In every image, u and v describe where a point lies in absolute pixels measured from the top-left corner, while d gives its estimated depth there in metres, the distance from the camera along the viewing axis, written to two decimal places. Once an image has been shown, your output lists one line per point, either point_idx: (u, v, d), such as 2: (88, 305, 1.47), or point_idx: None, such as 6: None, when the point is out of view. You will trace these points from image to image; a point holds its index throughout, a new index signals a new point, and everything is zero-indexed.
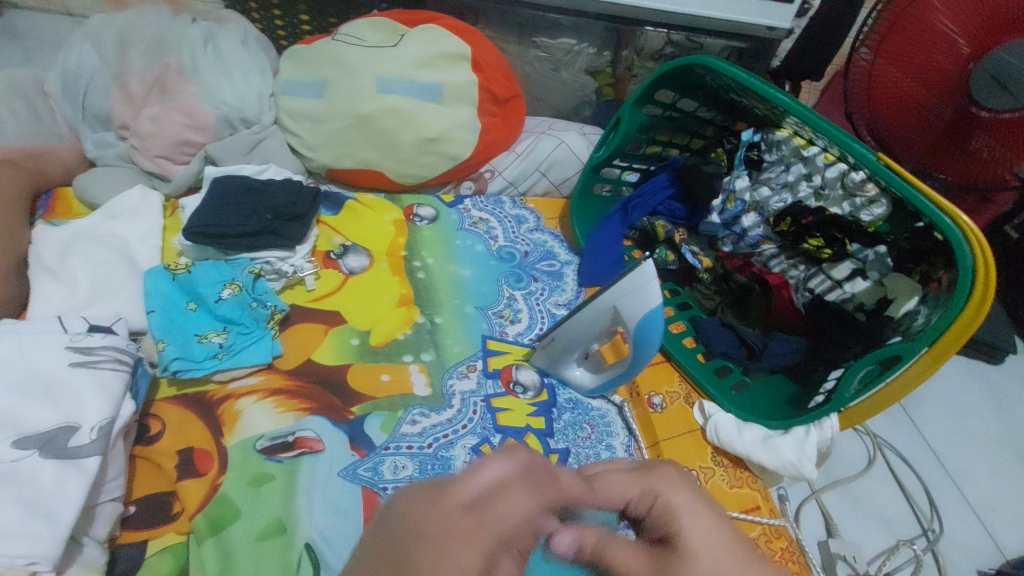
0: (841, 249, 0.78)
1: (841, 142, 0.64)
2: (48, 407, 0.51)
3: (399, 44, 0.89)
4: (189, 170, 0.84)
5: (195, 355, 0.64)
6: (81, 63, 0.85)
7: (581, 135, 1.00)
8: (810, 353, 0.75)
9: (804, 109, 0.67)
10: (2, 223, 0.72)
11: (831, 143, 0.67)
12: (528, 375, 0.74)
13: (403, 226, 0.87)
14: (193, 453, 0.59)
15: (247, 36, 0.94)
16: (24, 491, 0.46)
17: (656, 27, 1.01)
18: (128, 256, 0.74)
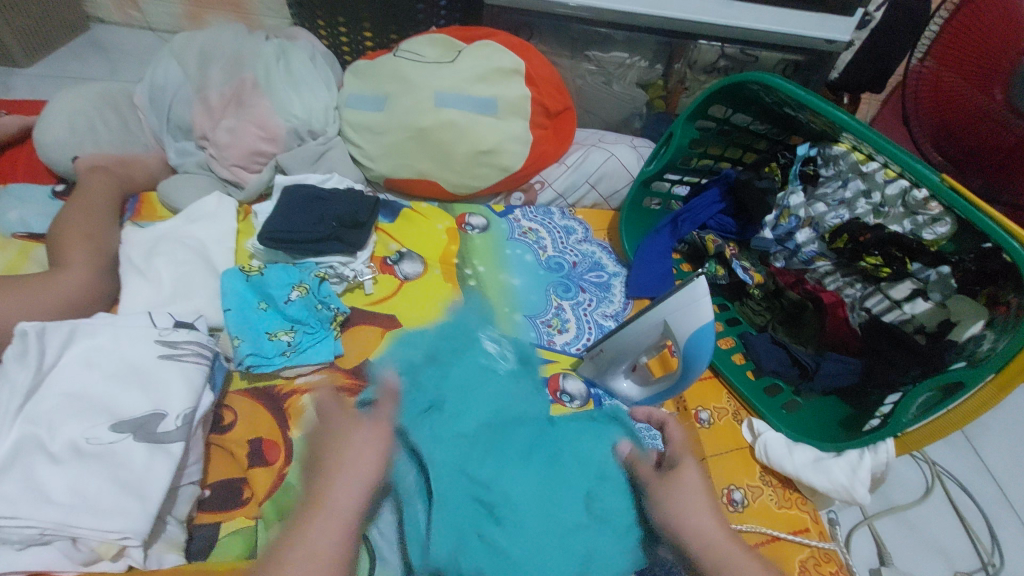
0: (901, 269, 0.76)
1: (902, 161, 0.64)
2: (139, 394, 0.56)
3: (457, 59, 0.93)
4: (261, 179, 0.91)
5: (266, 352, 0.68)
6: (168, 78, 0.93)
7: (632, 148, 1.02)
8: (866, 375, 0.74)
9: (864, 127, 0.67)
10: (98, 224, 0.79)
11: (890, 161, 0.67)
12: (574, 385, 0.76)
13: (455, 234, 0.91)
14: (263, 444, 0.63)
15: (315, 53, 1.00)
16: (119, 471, 0.50)
17: (710, 41, 1.01)
18: (206, 257, 0.80)
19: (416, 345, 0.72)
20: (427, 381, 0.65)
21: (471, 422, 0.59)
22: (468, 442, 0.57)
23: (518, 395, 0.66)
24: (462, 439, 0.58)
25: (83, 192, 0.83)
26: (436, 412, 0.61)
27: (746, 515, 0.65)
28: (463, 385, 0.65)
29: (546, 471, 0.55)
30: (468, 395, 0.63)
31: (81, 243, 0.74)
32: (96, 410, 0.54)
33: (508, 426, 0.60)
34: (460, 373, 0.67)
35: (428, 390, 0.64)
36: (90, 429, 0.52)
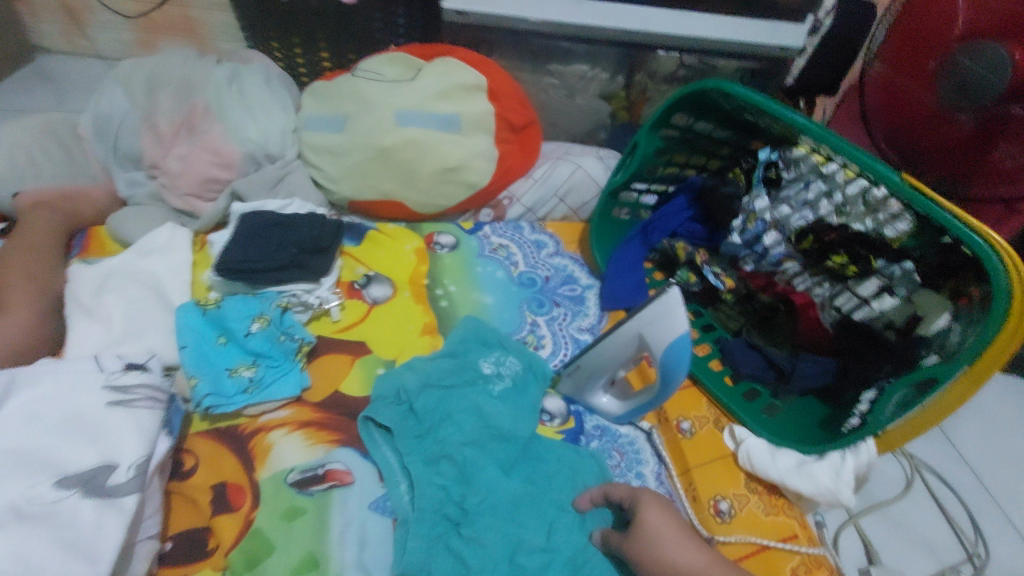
0: (867, 266, 0.76)
1: (862, 162, 0.64)
2: (86, 446, 0.52)
3: (417, 77, 0.91)
4: (216, 208, 0.86)
5: (226, 391, 0.64)
6: (113, 107, 0.89)
7: (598, 159, 1.01)
8: (841, 373, 0.75)
9: (822, 131, 0.67)
10: (41, 264, 0.74)
11: (851, 162, 0.67)
12: (553, 403, 0.74)
13: (424, 254, 0.88)
14: (227, 488, 0.59)
15: (270, 75, 0.98)
16: (66, 532, 0.47)
17: (668, 51, 1.02)
18: (161, 292, 0.76)
19: (414, 364, 0.71)
20: (422, 396, 0.68)
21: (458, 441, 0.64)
22: (451, 459, 0.63)
23: (511, 418, 0.67)
24: (446, 457, 0.64)
25: (24, 230, 0.78)
26: (425, 431, 0.66)
27: (734, 525, 0.64)
28: (457, 403, 0.67)
29: (518, 494, 0.62)
30: (458, 414, 0.66)
31: (22, 286, 0.70)
32: (37, 467, 0.50)
33: (492, 445, 0.65)
34: (454, 391, 0.69)
35: (422, 408, 0.67)
36: (31, 489, 0.48)
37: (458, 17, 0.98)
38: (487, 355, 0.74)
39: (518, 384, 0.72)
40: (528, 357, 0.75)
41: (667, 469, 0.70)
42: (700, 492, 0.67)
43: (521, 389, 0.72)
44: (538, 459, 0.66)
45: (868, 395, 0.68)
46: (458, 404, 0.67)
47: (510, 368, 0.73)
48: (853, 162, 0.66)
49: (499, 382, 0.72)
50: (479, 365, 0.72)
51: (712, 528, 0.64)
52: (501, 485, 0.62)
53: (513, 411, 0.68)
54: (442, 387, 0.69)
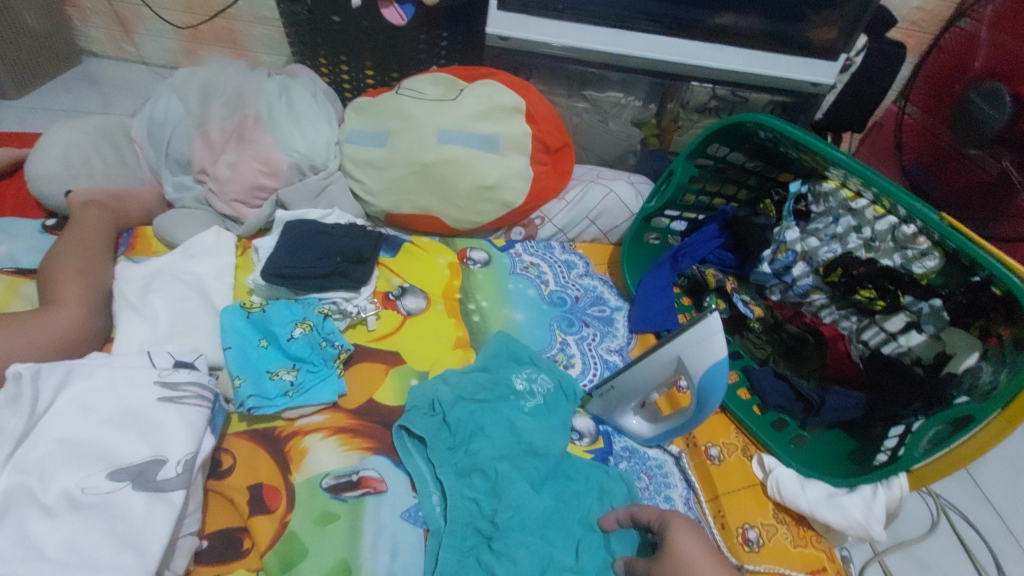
0: (894, 301, 0.77)
1: (900, 198, 0.65)
2: (138, 440, 0.53)
3: (459, 97, 0.95)
4: (261, 214, 0.90)
5: (268, 393, 0.66)
6: (168, 113, 0.92)
7: (629, 184, 1.03)
8: (870, 409, 0.74)
9: (861, 166, 0.68)
10: (92, 260, 0.77)
11: (887, 198, 0.68)
12: (582, 422, 0.75)
13: (457, 269, 0.90)
14: (264, 489, 0.61)
15: (317, 90, 1.01)
16: (118, 524, 0.47)
17: (703, 83, 1.04)
18: (205, 293, 0.78)
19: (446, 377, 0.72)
20: (455, 409, 0.68)
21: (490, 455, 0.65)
22: (483, 473, 0.63)
23: (543, 434, 0.68)
24: (478, 470, 0.64)
25: (76, 227, 0.81)
26: (456, 444, 0.66)
27: (762, 555, 0.64)
28: (490, 416, 0.68)
29: (548, 512, 0.62)
30: (491, 428, 0.67)
31: (75, 281, 0.72)
32: (91, 457, 0.51)
33: (523, 463, 0.65)
34: (487, 405, 0.69)
35: (454, 420, 0.67)
36: (85, 478, 0.49)
37: (501, 41, 1.01)
38: (519, 371, 0.75)
39: (549, 402, 0.73)
40: (559, 376, 0.76)
41: (695, 494, 0.70)
42: (729, 519, 0.67)
43: (552, 406, 0.72)
44: (568, 479, 0.66)
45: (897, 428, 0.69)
46: (491, 418, 0.68)
47: (541, 385, 0.74)
48: (889, 198, 0.67)
49: (531, 398, 0.72)
50: (511, 380, 0.73)
51: (740, 556, 0.63)
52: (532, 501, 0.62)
53: (545, 428, 0.69)
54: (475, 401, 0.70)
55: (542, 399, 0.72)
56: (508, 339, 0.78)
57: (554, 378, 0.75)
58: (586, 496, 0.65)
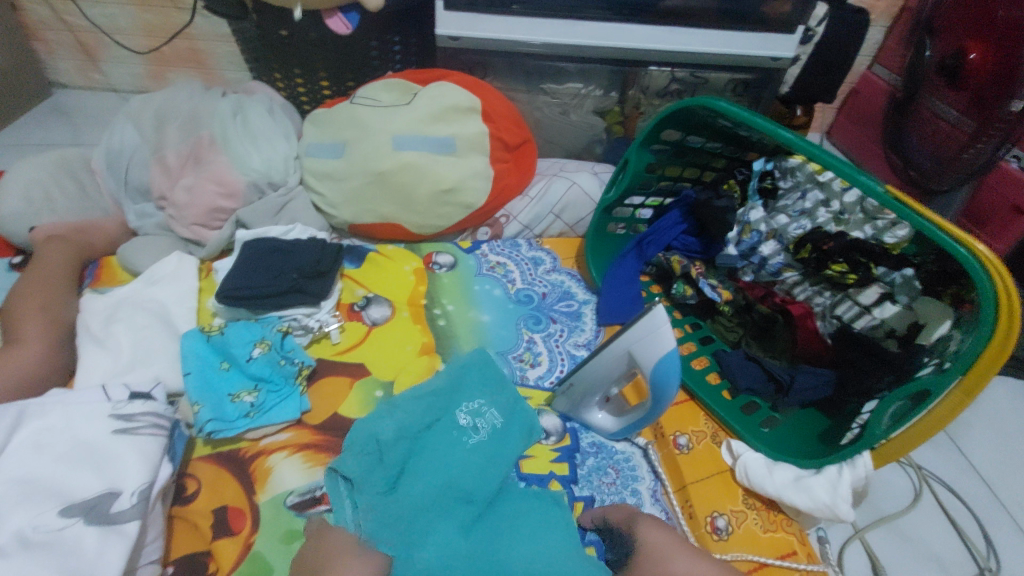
0: (866, 273, 0.76)
1: (846, 174, 0.63)
2: (91, 474, 0.53)
3: (413, 101, 0.94)
4: (222, 235, 0.89)
5: (228, 416, 0.66)
6: (124, 142, 0.92)
7: (593, 175, 1.03)
8: (840, 385, 0.74)
9: (805, 143, 0.66)
10: (54, 296, 0.77)
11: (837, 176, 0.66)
12: (549, 420, 0.74)
13: (423, 274, 0.90)
14: (228, 511, 0.61)
15: (273, 105, 1.01)
16: (69, 560, 0.48)
17: (660, 67, 1.03)
18: (167, 320, 0.78)
19: (385, 412, 0.68)
20: (389, 446, 0.65)
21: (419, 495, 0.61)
22: (409, 515, 0.59)
23: (475, 473, 0.63)
24: (405, 513, 0.60)
25: (37, 263, 0.81)
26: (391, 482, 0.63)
27: (731, 543, 0.64)
28: (426, 453, 0.65)
29: (468, 556, 0.56)
30: (424, 467, 0.63)
31: (35, 318, 0.73)
32: (44, 495, 0.51)
33: (449, 507, 0.60)
34: (425, 444, 0.66)
35: (388, 457, 0.64)
36: (38, 516, 0.50)
37: (452, 41, 1.00)
38: (467, 404, 0.71)
39: (495, 437, 0.68)
40: (513, 408, 0.71)
41: (663, 486, 0.70)
42: (697, 509, 0.66)
43: (499, 441, 0.68)
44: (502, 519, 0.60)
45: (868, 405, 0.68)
46: (425, 458, 0.64)
47: (490, 419, 0.70)
48: (839, 175, 0.66)
49: (474, 434, 0.68)
50: (456, 415, 0.69)
51: (707, 546, 0.64)
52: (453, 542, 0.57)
53: (484, 467, 0.64)
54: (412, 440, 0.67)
55: (487, 435, 0.68)
56: (464, 366, 0.75)
57: (505, 413, 0.71)
58: (520, 539, 0.58)
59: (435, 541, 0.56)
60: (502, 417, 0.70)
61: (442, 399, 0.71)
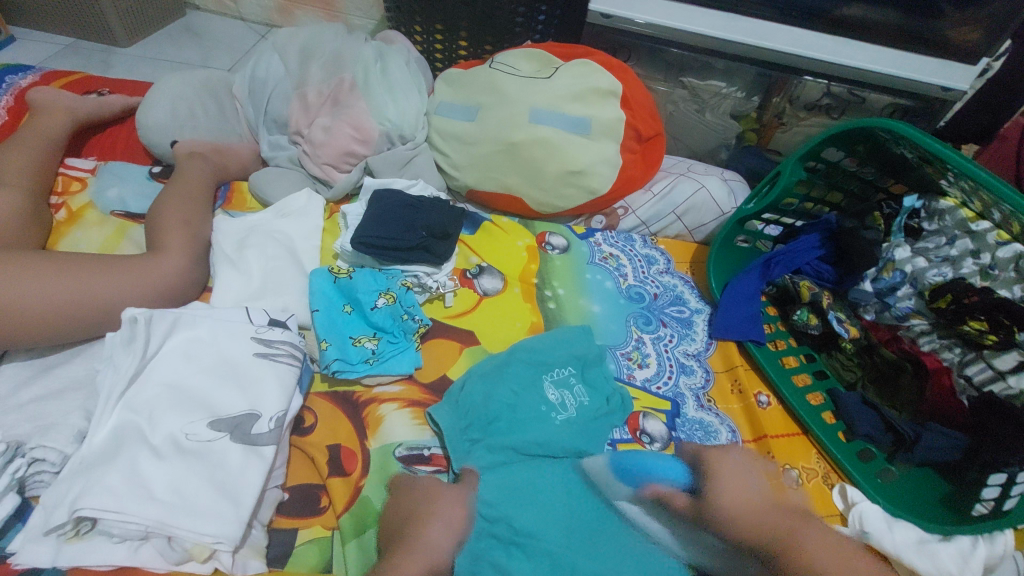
0: (1008, 337, 0.70)
1: None
2: (235, 392, 0.56)
3: (554, 76, 0.92)
4: (350, 179, 0.90)
5: (351, 358, 0.68)
6: (269, 72, 0.94)
7: (722, 182, 0.98)
8: (969, 452, 0.69)
9: (992, 180, 0.64)
10: (194, 210, 0.80)
11: (1016, 213, 0.64)
12: (654, 426, 0.73)
13: (536, 253, 0.89)
14: (343, 450, 0.62)
15: (411, 57, 1.00)
16: (216, 472, 0.50)
17: (816, 78, 0.96)
18: (294, 253, 0.80)
19: (467, 394, 0.67)
20: (488, 415, 0.66)
21: (521, 513, 0.58)
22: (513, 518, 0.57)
23: (565, 438, 0.66)
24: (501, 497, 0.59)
25: (181, 177, 0.84)
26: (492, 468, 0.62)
27: None
28: (519, 427, 0.65)
29: (573, 445, 0.66)
30: (521, 430, 0.65)
31: (178, 229, 0.76)
32: (195, 404, 0.54)
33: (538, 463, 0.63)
34: (518, 416, 0.66)
35: (484, 410, 0.66)
36: (190, 424, 0.52)
37: (603, 19, 0.97)
38: (555, 381, 0.71)
39: (583, 417, 0.69)
40: (591, 422, 0.69)
41: None
42: None
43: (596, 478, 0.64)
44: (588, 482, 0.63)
45: (1022, 476, 0.63)
46: (524, 461, 0.63)
47: (576, 394, 0.71)
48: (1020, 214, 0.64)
49: (563, 412, 0.69)
50: (544, 389, 0.70)
51: None
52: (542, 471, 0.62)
53: (567, 470, 0.63)
54: (517, 428, 0.65)
55: (575, 412, 0.69)
56: (563, 337, 0.75)
57: (588, 388, 0.72)
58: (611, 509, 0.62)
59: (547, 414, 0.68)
60: (586, 390, 0.72)
61: (541, 366, 0.72)
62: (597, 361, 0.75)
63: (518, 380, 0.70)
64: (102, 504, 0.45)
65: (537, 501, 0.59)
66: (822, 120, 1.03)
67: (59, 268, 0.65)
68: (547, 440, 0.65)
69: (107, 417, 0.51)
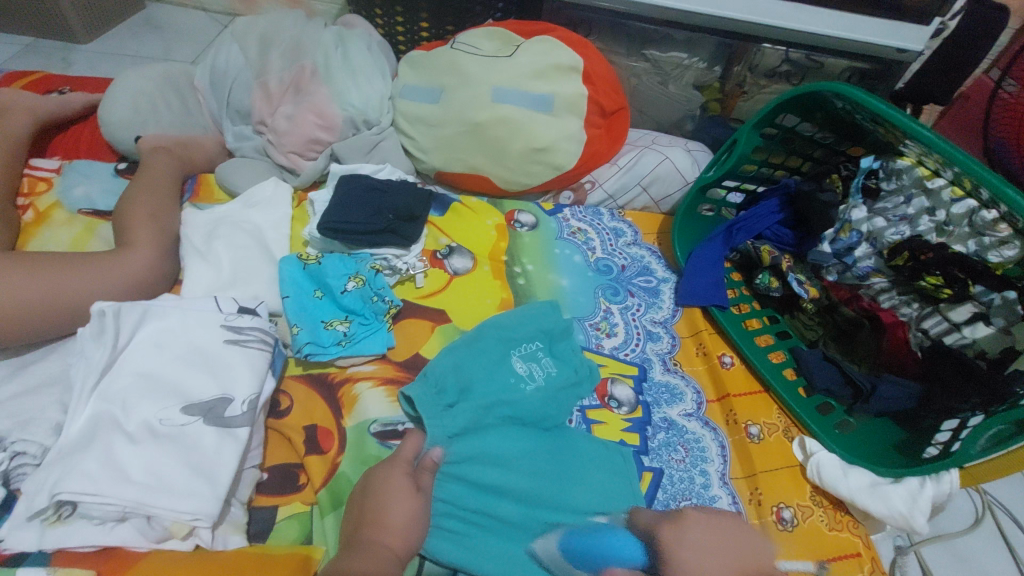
0: (962, 290, 0.74)
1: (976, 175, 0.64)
2: (207, 377, 0.57)
3: (515, 54, 0.92)
4: (316, 166, 0.90)
5: (323, 341, 0.70)
6: (229, 63, 0.93)
7: (686, 152, 1.00)
8: (924, 400, 0.73)
9: (937, 140, 0.67)
10: (162, 205, 0.81)
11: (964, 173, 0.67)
12: (622, 391, 0.75)
13: (504, 231, 0.90)
14: (318, 430, 0.64)
15: (371, 41, 1.00)
16: (191, 454, 0.52)
17: (774, 45, 0.98)
18: (264, 243, 0.81)
19: (437, 369, 0.66)
20: (465, 389, 0.67)
21: (484, 473, 0.61)
22: (479, 478, 0.61)
23: (537, 409, 0.68)
24: (474, 465, 0.62)
25: (146, 171, 0.84)
26: (459, 432, 0.63)
27: (795, 534, 0.65)
28: (494, 399, 0.66)
29: (542, 413, 0.68)
30: (495, 400, 0.67)
31: (145, 224, 0.76)
32: (168, 391, 0.56)
33: (509, 431, 0.66)
34: (492, 390, 0.67)
35: (453, 385, 0.66)
36: (163, 410, 0.54)
37: None
38: (522, 354, 0.73)
39: (552, 386, 0.71)
40: (559, 391, 0.71)
41: (730, 471, 0.71)
42: (764, 497, 0.68)
43: (569, 453, 0.65)
44: (556, 448, 0.66)
45: (973, 419, 0.65)
46: (498, 429, 0.65)
47: (544, 365, 0.72)
48: (966, 174, 0.66)
49: (532, 382, 0.70)
50: (513, 363, 0.71)
51: (773, 534, 0.65)
52: (515, 441, 0.65)
53: (538, 438, 0.66)
54: (489, 399, 0.67)
55: (543, 383, 0.70)
56: (532, 311, 0.77)
57: (556, 359, 0.74)
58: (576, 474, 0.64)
59: (517, 386, 0.69)
60: (554, 361, 0.74)
61: (510, 340, 0.73)
62: (565, 334, 0.76)
63: (487, 356, 0.70)
64: (79, 488, 0.47)
65: (512, 467, 0.63)
66: (782, 87, 1.04)
67: (26, 267, 0.65)
68: (522, 411, 0.67)
69: (81, 408, 0.53)
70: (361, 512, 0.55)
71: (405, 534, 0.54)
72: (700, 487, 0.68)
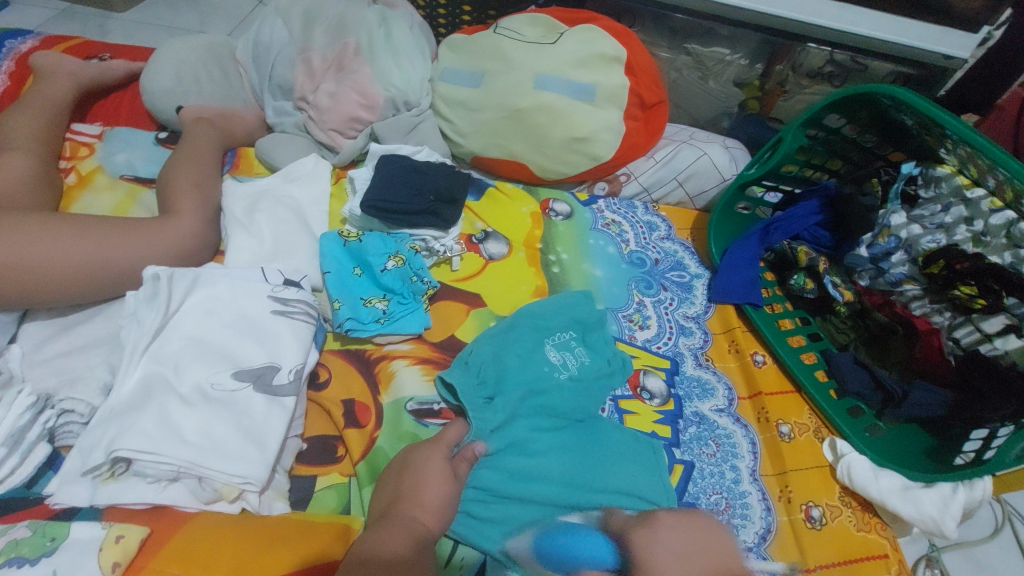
0: (997, 301, 0.73)
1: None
2: (257, 345, 0.58)
3: (559, 41, 0.92)
4: (356, 145, 0.90)
5: (362, 317, 0.70)
6: (272, 37, 0.94)
7: (724, 149, 1.00)
8: (954, 408, 0.72)
9: (989, 144, 0.66)
10: (205, 174, 0.81)
11: (1013, 179, 0.66)
12: (654, 383, 0.76)
13: (540, 218, 0.90)
14: (356, 404, 0.65)
15: (413, 22, 1.00)
16: (242, 419, 0.53)
17: (820, 45, 0.97)
18: (304, 218, 0.81)
19: (476, 355, 0.68)
20: (499, 375, 0.67)
21: (515, 459, 0.63)
22: (509, 465, 0.62)
23: (570, 399, 0.68)
24: (510, 450, 0.63)
25: (189, 141, 0.85)
26: (498, 425, 0.64)
27: (824, 533, 0.66)
28: (526, 387, 0.67)
29: (576, 402, 0.68)
30: (529, 387, 0.67)
31: (190, 193, 0.77)
32: (219, 356, 0.57)
33: (542, 420, 0.66)
34: (526, 377, 0.68)
35: (488, 370, 0.67)
36: (215, 375, 0.55)
37: None
38: (556, 343, 0.73)
39: (584, 375, 0.71)
40: (593, 380, 0.71)
41: (760, 467, 0.71)
42: (794, 495, 0.68)
43: (599, 442, 0.66)
44: (587, 439, 0.67)
45: (1005, 430, 0.66)
46: (531, 417, 0.66)
47: (577, 355, 0.73)
48: (1016, 179, 0.65)
49: (565, 371, 0.70)
50: (546, 351, 0.71)
51: (802, 531, 0.66)
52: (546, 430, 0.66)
53: (570, 430, 0.67)
54: (524, 386, 0.67)
55: (576, 372, 0.71)
56: (565, 301, 0.76)
57: (589, 350, 0.74)
58: (605, 463, 0.65)
59: (550, 375, 0.69)
60: (586, 352, 0.74)
61: (544, 328, 0.73)
62: (598, 325, 0.76)
63: (522, 344, 0.70)
64: (138, 445, 0.49)
65: (540, 454, 0.64)
66: (824, 88, 1.03)
67: (76, 228, 0.66)
68: (555, 400, 0.67)
69: (134, 368, 0.54)
70: (396, 488, 0.55)
71: (443, 513, 0.54)
72: (730, 482, 0.69)
